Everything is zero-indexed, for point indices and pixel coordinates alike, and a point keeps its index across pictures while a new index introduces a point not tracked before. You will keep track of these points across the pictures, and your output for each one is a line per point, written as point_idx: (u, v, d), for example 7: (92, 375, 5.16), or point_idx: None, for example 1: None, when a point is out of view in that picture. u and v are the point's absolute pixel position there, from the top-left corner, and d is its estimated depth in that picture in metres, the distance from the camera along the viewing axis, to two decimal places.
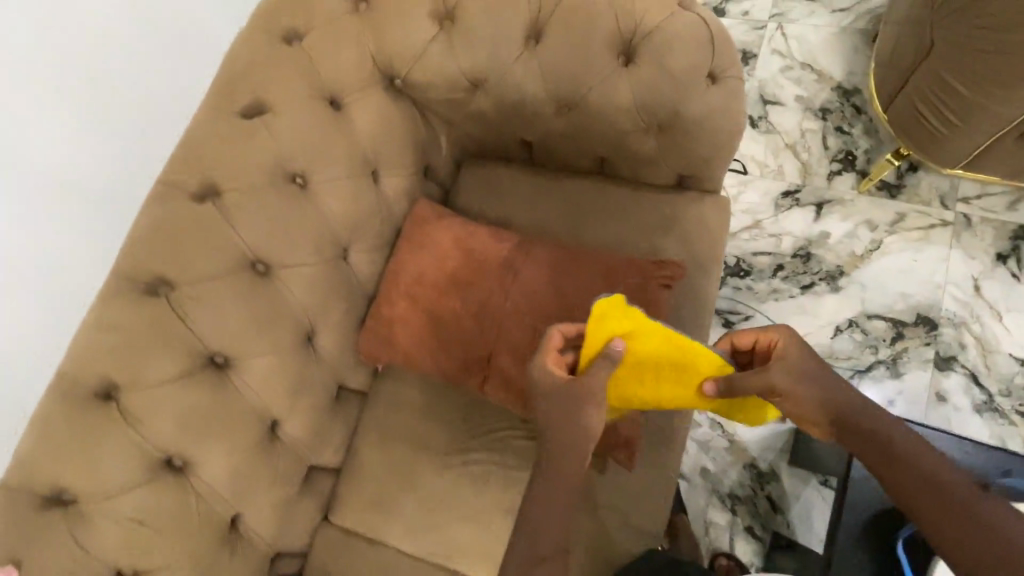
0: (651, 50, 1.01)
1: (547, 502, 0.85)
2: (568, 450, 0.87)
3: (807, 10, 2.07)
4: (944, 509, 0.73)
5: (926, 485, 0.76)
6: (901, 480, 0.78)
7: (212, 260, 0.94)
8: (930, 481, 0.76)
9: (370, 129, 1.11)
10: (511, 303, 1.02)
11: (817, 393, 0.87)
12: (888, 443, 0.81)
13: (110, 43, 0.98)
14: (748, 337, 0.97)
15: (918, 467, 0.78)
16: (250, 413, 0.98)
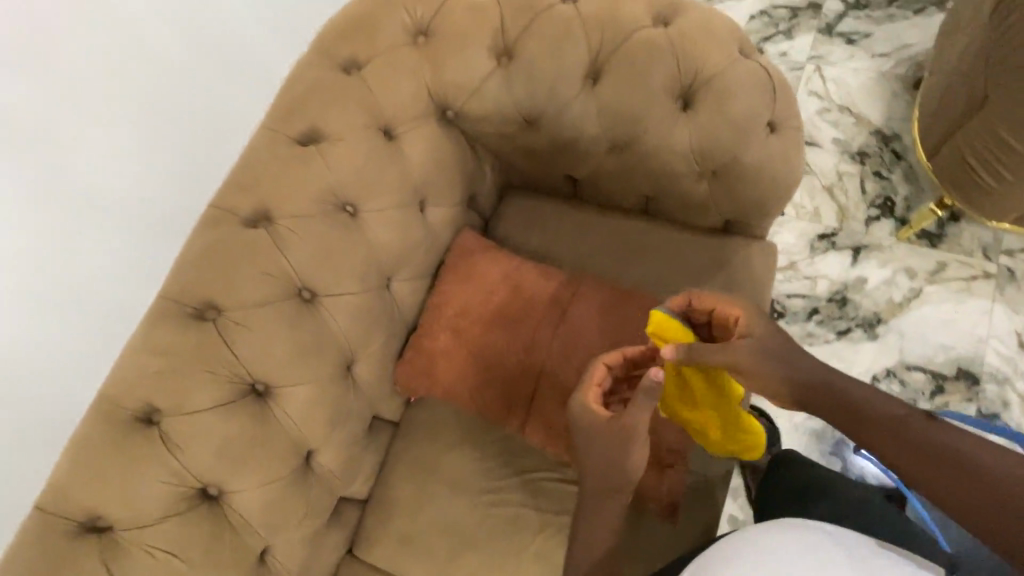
0: (712, 96, 1.00)
1: (590, 531, 0.88)
2: (612, 485, 0.87)
3: (846, 54, 2.09)
4: (963, 483, 0.61)
5: (924, 447, 0.65)
6: (898, 454, 0.66)
7: (260, 287, 0.94)
8: (926, 442, 0.65)
9: (421, 160, 1.11)
10: (557, 344, 1.00)
11: (779, 369, 0.77)
12: (863, 409, 0.70)
13: (161, 61, 0.99)
14: (681, 302, 0.90)
15: (903, 429, 0.67)
16: (287, 444, 0.96)
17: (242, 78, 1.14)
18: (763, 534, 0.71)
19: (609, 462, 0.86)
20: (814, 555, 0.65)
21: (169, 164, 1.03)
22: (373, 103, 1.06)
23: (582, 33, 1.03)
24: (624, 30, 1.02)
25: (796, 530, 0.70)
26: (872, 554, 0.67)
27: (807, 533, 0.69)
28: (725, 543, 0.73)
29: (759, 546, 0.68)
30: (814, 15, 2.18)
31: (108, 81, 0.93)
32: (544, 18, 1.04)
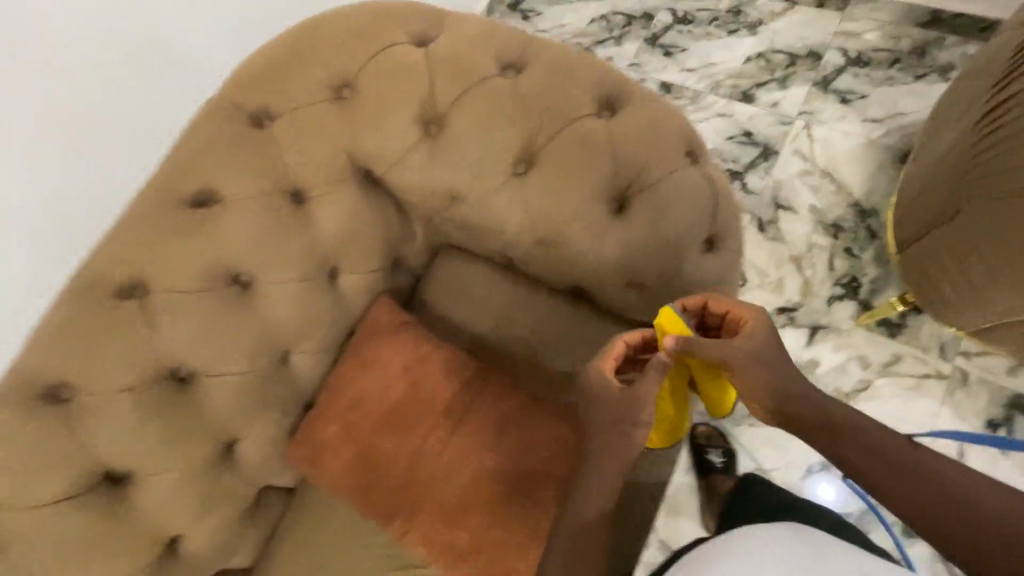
0: (650, 204, 0.91)
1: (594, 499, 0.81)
2: (618, 451, 0.82)
3: (837, 114, 1.99)
4: (922, 496, 0.68)
5: (887, 456, 0.72)
6: (866, 467, 0.72)
7: (124, 371, 0.86)
8: (888, 454, 0.72)
9: (332, 228, 1.01)
10: (452, 450, 0.95)
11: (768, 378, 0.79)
12: (833, 420, 0.76)
13: (85, 61, 0.91)
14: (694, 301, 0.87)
15: (865, 440, 0.74)
16: (146, 534, 0.91)
17: (179, 82, 1.06)
18: (743, 536, 0.82)
19: (620, 459, 0.82)
20: (785, 559, 0.74)
21: (82, 172, 0.95)
22: (279, 164, 0.95)
23: (516, 115, 0.93)
24: (563, 118, 0.92)
25: (787, 534, 0.80)
26: (829, 550, 0.76)
27: (787, 536, 0.79)
28: (713, 542, 0.84)
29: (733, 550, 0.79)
30: (811, 67, 2.07)
31: (33, 85, 0.86)
32: (478, 91, 0.94)
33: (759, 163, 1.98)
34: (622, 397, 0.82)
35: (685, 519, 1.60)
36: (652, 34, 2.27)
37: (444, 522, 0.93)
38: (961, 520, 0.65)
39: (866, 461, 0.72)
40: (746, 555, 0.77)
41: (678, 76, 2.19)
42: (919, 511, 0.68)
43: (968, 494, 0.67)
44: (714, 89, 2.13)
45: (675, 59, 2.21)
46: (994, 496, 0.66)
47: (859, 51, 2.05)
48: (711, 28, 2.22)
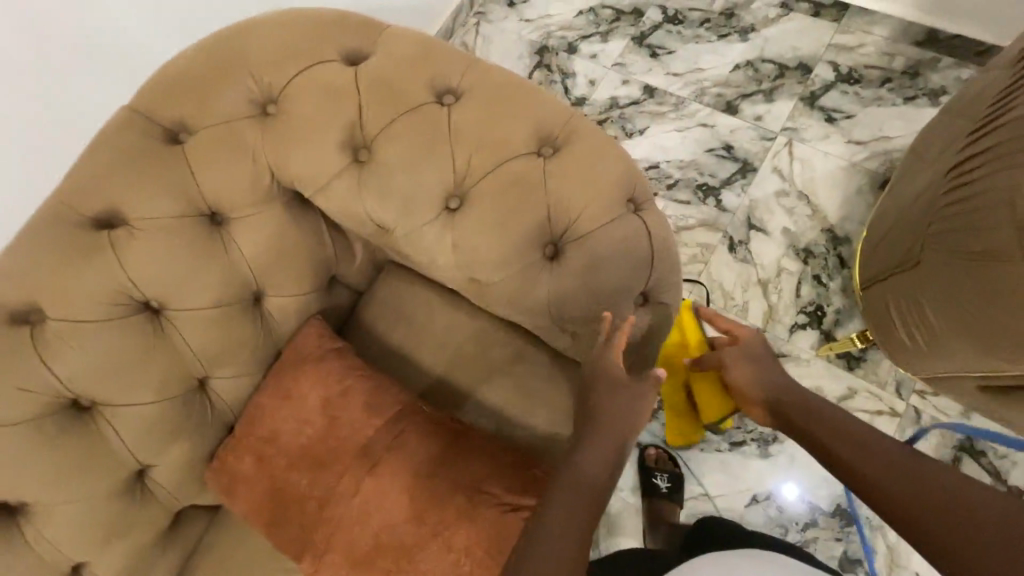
0: (585, 254, 0.86)
1: (597, 453, 0.78)
2: (614, 428, 0.80)
3: (821, 132, 1.92)
4: (915, 490, 0.70)
5: (885, 458, 0.76)
6: (863, 467, 0.77)
7: (16, 400, 0.83)
8: (884, 456, 0.76)
9: (254, 252, 0.95)
10: (362, 496, 0.90)
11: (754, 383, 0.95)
12: (833, 427, 0.84)
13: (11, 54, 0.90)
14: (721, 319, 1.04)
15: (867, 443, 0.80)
16: (43, 563, 0.89)
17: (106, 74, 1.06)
18: (704, 560, 0.95)
19: (612, 443, 0.79)
20: (732, 559, 0.93)
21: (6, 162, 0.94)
22: (195, 185, 0.90)
23: (448, 149, 0.88)
24: (498, 155, 0.87)
25: (743, 553, 0.95)
26: (779, 558, 0.93)
27: (741, 552, 0.95)
28: (684, 566, 0.96)
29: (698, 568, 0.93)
30: (800, 80, 2.00)
31: None
32: (409, 121, 0.88)
33: (735, 179, 1.92)
34: (624, 381, 0.82)
35: (624, 537, 1.56)
36: (640, 32, 2.17)
37: (349, 565, 0.89)
38: (959, 515, 0.65)
39: (854, 454, 0.79)
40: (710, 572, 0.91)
41: (663, 79, 2.09)
42: (915, 507, 0.69)
43: (970, 491, 0.67)
44: (698, 96, 2.04)
45: (661, 61, 2.12)
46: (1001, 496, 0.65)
47: (849, 67, 1.98)
48: (700, 31, 2.13)
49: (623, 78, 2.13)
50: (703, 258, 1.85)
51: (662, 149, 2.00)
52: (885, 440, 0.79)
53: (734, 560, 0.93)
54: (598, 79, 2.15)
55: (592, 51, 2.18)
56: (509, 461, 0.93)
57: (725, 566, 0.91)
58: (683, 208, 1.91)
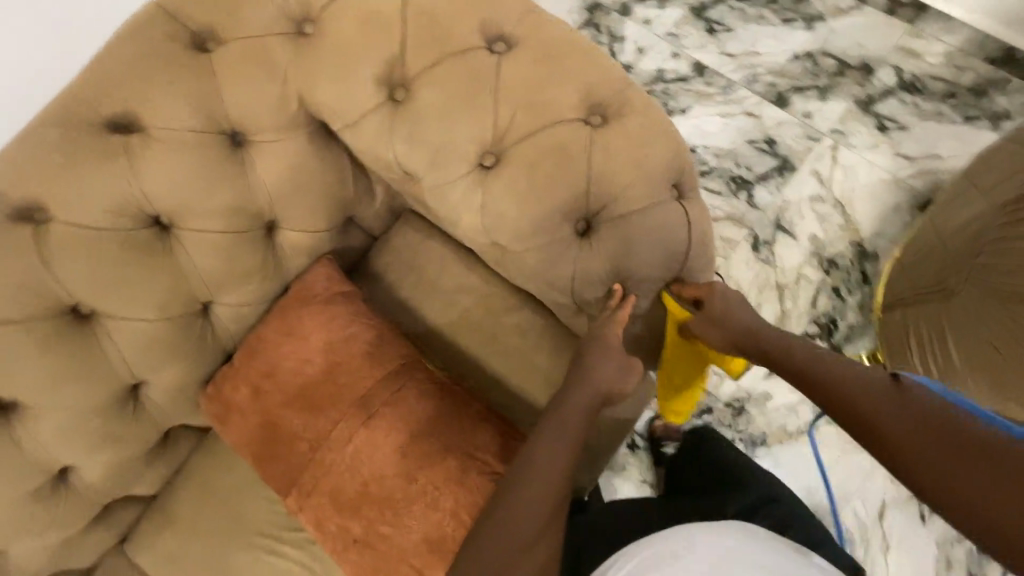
0: (617, 235, 0.82)
1: (578, 407, 0.81)
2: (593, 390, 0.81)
3: (870, 140, 1.83)
4: (916, 418, 0.60)
5: (872, 394, 0.65)
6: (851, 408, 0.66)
7: (12, 300, 0.80)
8: (869, 391, 0.65)
9: (273, 180, 0.90)
10: (354, 445, 0.89)
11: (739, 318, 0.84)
12: (823, 366, 0.73)
13: None
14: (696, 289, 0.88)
15: (927, 416, 0.59)
16: (30, 463, 0.89)
17: None
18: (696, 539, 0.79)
19: (592, 400, 0.82)
20: (730, 548, 0.77)
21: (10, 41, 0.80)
22: (218, 100, 0.85)
23: (491, 101, 0.82)
24: (543, 116, 0.81)
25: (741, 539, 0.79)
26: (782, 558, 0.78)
27: (738, 539, 0.80)
28: (665, 539, 0.80)
29: (687, 549, 0.77)
30: (859, 81, 1.89)
31: None
32: (453, 65, 0.82)
33: (772, 176, 1.84)
34: (614, 346, 0.83)
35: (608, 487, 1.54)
36: (700, 3, 2.04)
37: (332, 510, 0.90)
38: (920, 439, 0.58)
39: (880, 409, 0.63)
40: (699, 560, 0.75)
41: (715, 58, 1.98)
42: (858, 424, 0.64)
43: (948, 429, 0.57)
44: (750, 82, 1.94)
45: (717, 38, 2.00)
46: (951, 421, 0.58)
47: (914, 75, 1.87)
48: (764, 11, 2.00)
49: (674, 50, 2.01)
50: (724, 253, 1.80)
51: (702, 133, 1.91)
52: (871, 384, 0.66)
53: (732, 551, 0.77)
54: (648, 47, 2.03)
55: (646, 17, 2.06)
56: (503, 427, 0.92)
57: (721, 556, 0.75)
58: (713, 197, 1.85)
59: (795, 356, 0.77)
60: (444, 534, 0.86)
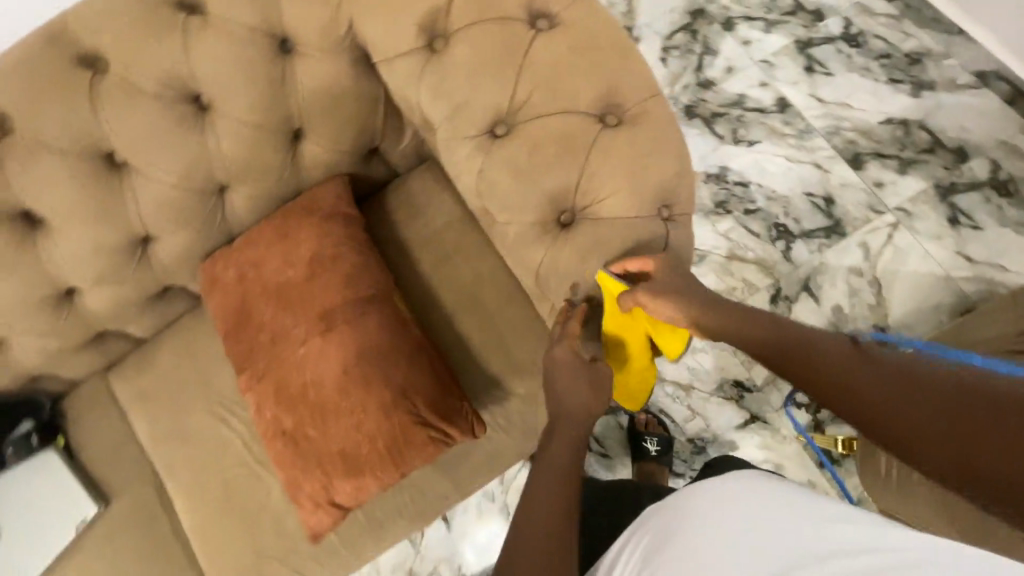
0: (594, 236, 0.84)
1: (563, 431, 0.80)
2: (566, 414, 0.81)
3: (936, 229, 1.72)
4: (907, 377, 0.53)
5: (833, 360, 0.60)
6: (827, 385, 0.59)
7: (60, 131, 0.91)
8: (837, 360, 0.60)
9: (308, 92, 0.97)
10: (306, 349, 0.97)
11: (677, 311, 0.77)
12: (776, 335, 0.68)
13: None
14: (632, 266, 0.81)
15: (892, 371, 0.54)
16: (45, 276, 1.02)
17: None
18: (707, 491, 0.65)
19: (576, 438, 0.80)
20: (760, 500, 0.61)
21: None
22: (277, 5, 0.91)
23: (517, 75, 0.84)
24: (561, 103, 0.83)
25: (784, 491, 0.62)
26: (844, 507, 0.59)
27: (782, 491, 0.63)
28: (677, 504, 0.67)
29: (692, 511, 0.64)
30: (946, 164, 1.76)
31: None
32: (492, 30, 0.85)
33: (818, 235, 1.77)
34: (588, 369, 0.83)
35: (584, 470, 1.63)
36: (808, 38, 1.94)
37: (274, 399, 0.99)
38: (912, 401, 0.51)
39: (858, 378, 0.56)
40: (702, 519, 0.62)
41: (803, 99, 1.89)
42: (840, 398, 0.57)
43: (924, 382, 0.51)
44: (830, 133, 1.84)
45: (812, 78, 1.90)
46: (944, 378, 0.50)
47: (1009, 175, 1.72)
48: (872, 64, 1.89)
49: (762, 79, 1.93)
50: (740, 295, 1.75)
51: (761, 170, 1.85)
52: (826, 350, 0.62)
53: (761, 505, 0.61)
54: (737, 68, 1.95)
55: (746, 37, 1.98)
56: (442, 378, 0.98)
57: (739, 511, 0.61)
58: (749, 237, 1.80)
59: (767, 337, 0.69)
60: (358, 453, 0.94)
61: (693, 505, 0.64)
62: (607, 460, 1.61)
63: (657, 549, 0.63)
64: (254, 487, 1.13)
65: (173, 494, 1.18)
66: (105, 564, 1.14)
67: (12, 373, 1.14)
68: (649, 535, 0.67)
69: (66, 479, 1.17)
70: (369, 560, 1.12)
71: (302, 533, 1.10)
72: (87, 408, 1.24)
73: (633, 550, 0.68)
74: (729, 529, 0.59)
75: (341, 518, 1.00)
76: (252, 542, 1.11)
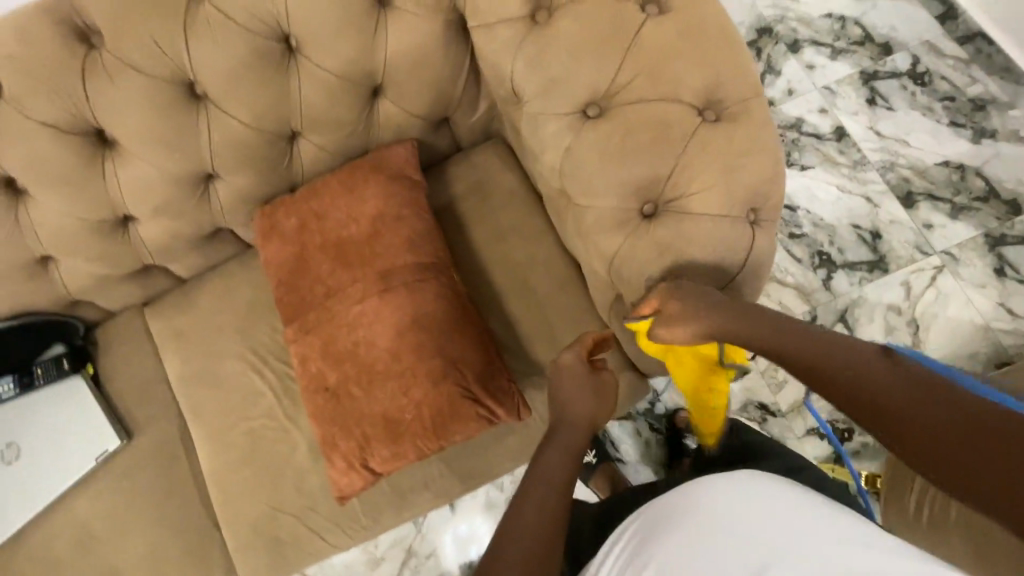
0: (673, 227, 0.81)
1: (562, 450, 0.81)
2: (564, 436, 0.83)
3: (980, 278, 1.70)
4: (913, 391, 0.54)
5: (866, 369, 0.60)
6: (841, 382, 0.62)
7: (145, 52, 0.89)
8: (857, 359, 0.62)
9: (396, 51, 0.95)
10: (362, 307, 0.96)
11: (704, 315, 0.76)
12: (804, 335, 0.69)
13: None
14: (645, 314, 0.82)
15: (918, 387, 0.54)
16: (102, 199, 1.00)
17: None
18: (717, 489, 0.62)
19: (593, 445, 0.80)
20: (768, 508, 0.58)
21: None
22: None
23: (620, 57, 0.83)
24: (662, 91, 0.81)
25: (803, 505, 0.58)
26: (863, 534, 0.53)
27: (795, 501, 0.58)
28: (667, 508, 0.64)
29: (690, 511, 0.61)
30: (998, 215, 1.74)
31: None
32: (601, 8, 0.83)
33: (860, 268, 1.75)
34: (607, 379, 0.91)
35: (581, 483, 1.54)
36: (873, 70, 1.92)
37: (320, 354, 0.97)
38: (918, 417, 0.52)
39: (866, 382, 0.59)
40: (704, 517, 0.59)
41: (861, 130, 1.87)
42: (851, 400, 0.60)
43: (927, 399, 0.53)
44: (884, 168, 1.83)
45: (873, 111, 1.89)
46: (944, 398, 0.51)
47: None
48: (936, 105, 1.87)
49: (822, 105, 1.91)
50: None
51: (812, 197, 1.83)
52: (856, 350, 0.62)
53: (768, 513, 0.57)
54: (799, 91, 1.94)
55: (811, 61, 1.96)
56: (492, 356, 0.96)
57: (744, 521, 0.57)
58: (791, 261, 1.78)
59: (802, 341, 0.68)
60: (401, 417, 0.93)
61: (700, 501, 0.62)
62: (621, 464, 1.60)
63: (654, 541, 0.62)
64: (280, 442, 1.11)
65: (196, 436, 1.16)
66: (120, 498, 1.12)
67: (52, 294, 1.12)
68: (649, 524, 0.65)
69: (92, 408, 1.15)
70: (384, 531, 1.10)
71: (324, 494, 1.09)
72: (118, 340, 1.23)
73: (628, 542, 0.66)
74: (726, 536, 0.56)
75: (367, 485, 0.98)
76: (271, 496, 1.10)
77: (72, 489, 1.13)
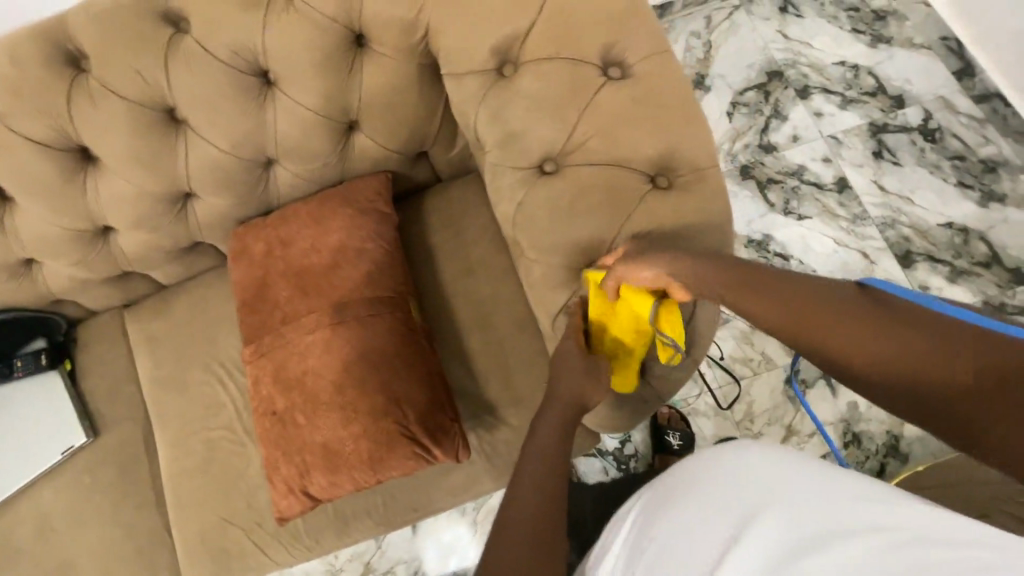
0: (635, 249, 0.77)
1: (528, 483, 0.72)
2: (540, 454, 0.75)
3: None
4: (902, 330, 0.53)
5: (860, 319, 0.57)
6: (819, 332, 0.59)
7: (127, 78, 0.93)
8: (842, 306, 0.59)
9: (369, 90, 0.98)
10: (313, 337, 0.98)
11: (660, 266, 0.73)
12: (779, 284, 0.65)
13: None
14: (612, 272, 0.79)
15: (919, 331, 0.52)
16: (84, 211, 1.05)
17: None
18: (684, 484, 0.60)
19: None
20: (743, 497, 0.53)
21: None
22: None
23: (576, 117, 0.83)
24: (614, 155, 0.82)
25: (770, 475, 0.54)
26: (857, 507, 0.47)
27: (811, 478, 0.52)
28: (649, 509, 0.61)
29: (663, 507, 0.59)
30: (1000, 282, 1.68)
31: None
32: (562, 68, 0.84)
33: None
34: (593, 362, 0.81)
35: None
36: (883, 123, 1.88)
37: (271, 377, 1.00)
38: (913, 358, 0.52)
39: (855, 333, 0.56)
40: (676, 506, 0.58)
41: (864, 183, 1.84)
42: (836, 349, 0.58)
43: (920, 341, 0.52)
44: (883, 224, 1.78)
45: (878, 164, 1.84)
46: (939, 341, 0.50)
47: None
48: (944, 163, 1.82)
49: (827, 153, 1.88)
50: (754, 368, 1.63)
51: (806, 247, 1.79)
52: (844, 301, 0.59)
53: (751, 502, 0.52)
54: (804, 137, 1.91)
55: (820, 108, 1.93)
56: (438, 396, 0.97)
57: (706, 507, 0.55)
58: None
59: (753, 283, 0.66)
60: (340, 448, 0.94)
61: (701, 485, 0.58)
62: None
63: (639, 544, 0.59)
64: (234, 453, 1.14)
65: (158, 440, 1.20)
66: (80, 494, 1.17)
67: (35, 293, 1.18)
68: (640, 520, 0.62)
69: (63, 404, 1.20)
70: (325, 551, 1.12)
71: (269, 510, 1.11)
72: (96, 338, 1.28)
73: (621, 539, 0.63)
74: (695, 532, 0.53)
75: (304, 510, 0.99)
76: (221, 507, 1.13)
77: (37, 480, 1.18)
